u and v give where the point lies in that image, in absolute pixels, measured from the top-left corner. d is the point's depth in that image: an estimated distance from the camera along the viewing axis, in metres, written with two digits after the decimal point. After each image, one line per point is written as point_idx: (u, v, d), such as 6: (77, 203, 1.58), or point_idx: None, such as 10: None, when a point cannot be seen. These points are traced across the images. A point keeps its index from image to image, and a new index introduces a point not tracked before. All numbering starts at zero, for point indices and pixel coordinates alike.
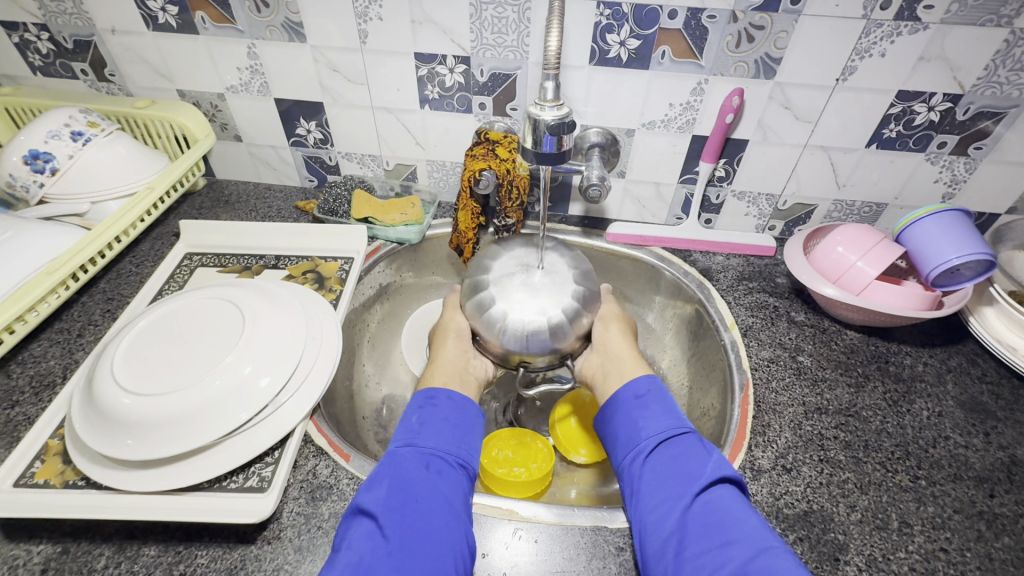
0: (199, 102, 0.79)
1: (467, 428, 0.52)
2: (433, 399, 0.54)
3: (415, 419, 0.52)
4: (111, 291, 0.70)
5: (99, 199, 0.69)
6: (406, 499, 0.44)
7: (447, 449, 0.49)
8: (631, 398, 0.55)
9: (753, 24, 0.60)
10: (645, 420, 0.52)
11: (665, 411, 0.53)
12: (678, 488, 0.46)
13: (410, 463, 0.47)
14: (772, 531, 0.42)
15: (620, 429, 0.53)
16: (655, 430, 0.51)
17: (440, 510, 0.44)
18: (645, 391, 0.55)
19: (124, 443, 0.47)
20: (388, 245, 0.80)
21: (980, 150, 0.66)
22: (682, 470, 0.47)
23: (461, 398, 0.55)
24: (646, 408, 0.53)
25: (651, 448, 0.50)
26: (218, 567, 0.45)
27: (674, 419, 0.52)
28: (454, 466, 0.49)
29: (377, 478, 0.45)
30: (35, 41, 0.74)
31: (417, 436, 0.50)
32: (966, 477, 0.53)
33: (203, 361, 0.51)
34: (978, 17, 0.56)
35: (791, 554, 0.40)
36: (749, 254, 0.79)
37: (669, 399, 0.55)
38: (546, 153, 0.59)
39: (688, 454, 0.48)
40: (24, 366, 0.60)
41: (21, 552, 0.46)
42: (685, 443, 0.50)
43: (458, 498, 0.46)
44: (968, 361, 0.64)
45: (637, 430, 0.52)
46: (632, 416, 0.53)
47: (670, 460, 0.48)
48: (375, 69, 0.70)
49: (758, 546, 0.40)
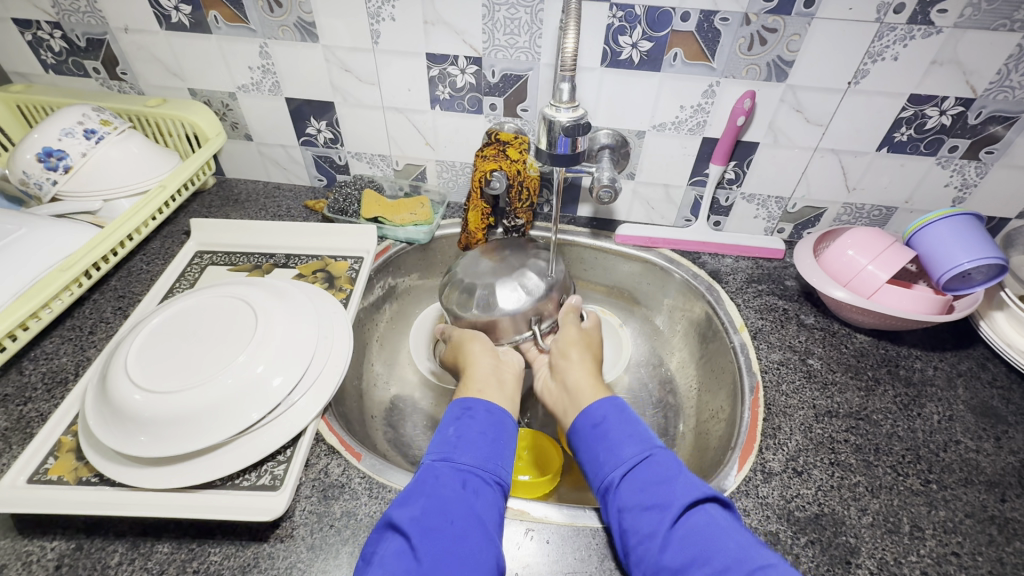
0: (211, 101, 0.79)
1: (501, 443, 0.52)
2: (470, 410, 0.54)
3: (451, 433, 0.52)
4: (122, 289, 0.70)
5: (111, 197, 0.69)
6: (440, 521, 0.44)
7: (482, 466, 0.49)
8: (590, 428, 0.54)
9: (765, 27, 0.60)
10: (607, 452, 0.52)
11: (627, 437, 0.52)
12: (649, 522, 0.45)
13: (447, 480, 0.47)
14: (762, 548, 0.43)
15: (588, 462, 0.53)
16: (620, 461, 0.50)
17: (474, 529, 0.44)
18: (602, 419, 0.54)
19: (136, 440, 0.48)
20: (397, 245, 0.80)
21: (991, 155, 0.66)
22: (652, 502, 0.46)
23: (498, 410, 0.55)
24: (606, 438, 0.53)
25: (617, 480, 0.49)
26: (231, 564, 0.46)
27: (636, 445, 0.51)
28: (490, 483, 0.49)
29: (412, 494, 0.46)
30: (47, 39, 0.75)
31: (453, 450, 0.50)
32: (977, 481, 0.53)
33: (215, 360, 0.51)
34: (991, 22, 0.56)
35: (783, 569, 0.40)
36: (758, 257, 0.79)
37: (629, 421, 0.54)
38: (561, 154, 0.60)
39: (656, 482, 0.48)
40: (37, 363, 0.60)
41: (35, 548, 0.46)
42: (652, 469, 0.49)
43: (491, 517, 0.46)
44: (978, 366, 0.64)
45: (601, 463, 0.51)
46: (595, 448, 0.53)
47: (639, 491, 0.48)
48: (386, 69, 0.70)
49: (743, 572, 0.40)
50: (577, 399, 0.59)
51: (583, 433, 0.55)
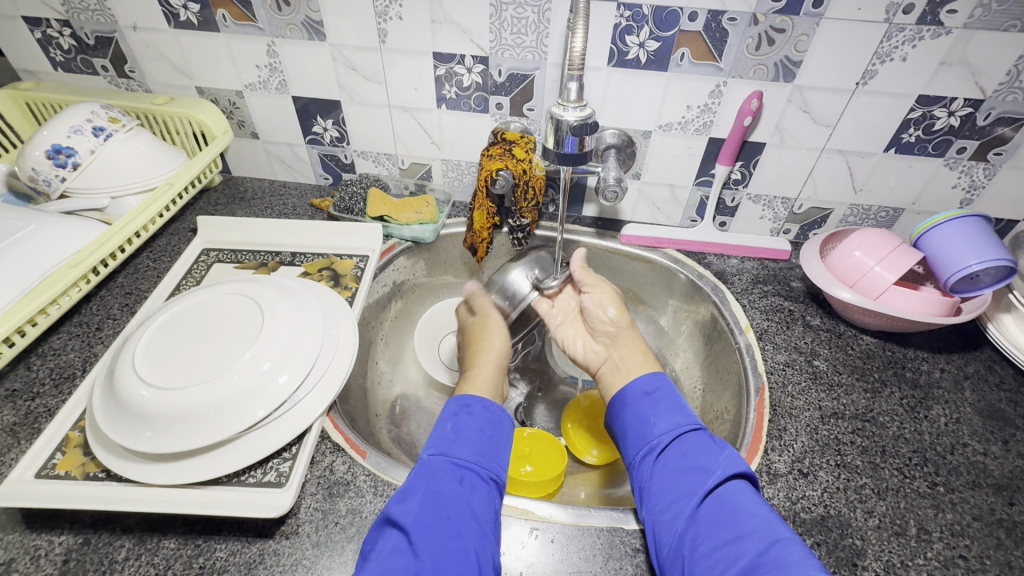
0: (218, 99, 0.79)
1: (498, 440, 0.53)
2: (468, 408, 0.55)
3: (449, 428, 0.53)
4: (129, 286, 0.71)
5: (119, 195, 0.70)
6: (437, 516, 0.44)
7: (479, 463, 0.49)
8: (640, 395, 0.55)
9: (773, 27, 0.60)
10: (656, 417, 0.53)
11: (676, 409, 0.53)
12: (688, 485, 0.46)
13: (444, 475, 0.47)
14: (784, 523, 0.43)
15: (630, 426, 0.54)
16: (668, 427, 0.51)
17: (470, 525, 0.44)
18: (654, 388, 0.55)
19: (144, 436, 0.48)
20: (403, 244, 0.80)
21: (1000, 156, 0.66)
22: (695, 465, 0.47)
23: (497, 408, 0.56)
24: (655, 406, 0.54)
25: (663, 445, 0.50)
26: (237, 561, 0.46)
27: (685, 416, 0.52)
28: (487, 480, 0.49)
29: (410, 490, 0.46)
30: (57, 37, 0.75)
31: (451, 446, 0.50)
32: (985, 484, 0.52)
33: (222, 356, 0.52)
34: (1001, 23, 0.56)
35: (801, 546, 0.40)
36: (764, 258, 0.79)
37: (677, 396, 0.55)
38: (567, 154, 0.61)
39: (700, 449, 0.49)
40: (45, 358, 0.61)
41: (43, 542, 0.46)
42: (696, 439, 0.50)
43: (487, 515, 0.46)
44: (985, 368, 0.64)
45: (648, 427, 0.52)
46: (643, 413, 0.53)
47: (683, 456, 0.49)
48: (393, 68, 0.71)
49: (770, 538, 0.41)
50: (626, 369, 0.60)
51: (632, 400, 0.55)
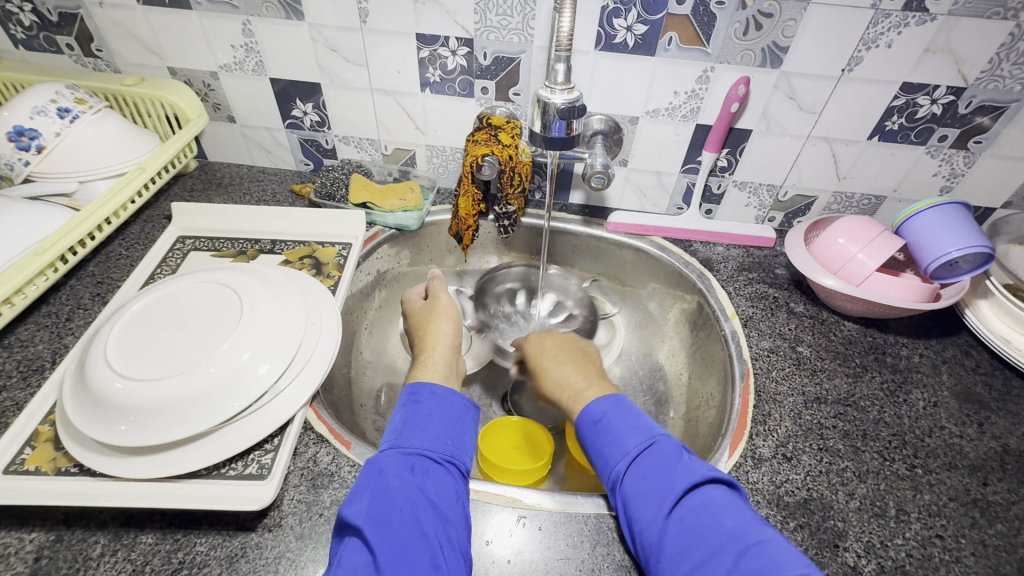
0: (191, 80, 0.76)
1: (452, 421, 0.51)
2: (417, 396, 0.52)
3: (399, 421, 0.51)
4: (100, 274, 0.68)
5: (87, 179, 0.67)
6: (390, 509, 0.43)
7: (431, 447, 0.48)
8: (590, 423, 0.50)
9: (761, 11, 0.59)
10: (610, 445, 0.48)
11: (629, 428, 0.48)
12: (651, 511, 0.43)
13: (394, 468, 0.45)
14: (765, 524, 0.41)
15: (592, 459, 0.49)
16: (621, 453, 0.47)
17: (426, 511, 0.43)
18: (603, 413, 0.50)
19: (118, 429, 0.46)
20: (387, 231, 0.79)
21: (980, 144, 0.67)
22: (653, 489, 0.44)
23: (446, 391, 0.53)
24: (606, 433, 0.48)
25: (621, 474, 0.46)
26: (218, 554, 0.45)
27: (639, 432, 0.47)
28: (443, 462, 0.47)
29: (359, 488, 0.44)
30: (17, 13, 0.71)
31: (402, 436, 0.48)
32: (961, 465, 0.54)
33: (200, 347, 0.50)
34: (984, 10, 0.56)
35: (781, 543, 0.39)
36: (749, 245, 0.79)
37: (632, 412, 0.50)
38: (555, 138, 0.59)
39: (658, 470, 0.44)
40: (12, 350, 0.58)
41: (12, 540, 0.45)
42: (655, 459, 0.45)
43: (443, 497, 0.45)
44: (962, 353, 0.65)
45: (606, 458, 0.48)
46: (598, 445, 0.49)
47: (642, 481, 0.44)
48: (374, 50, 0.69)
49: (738, 549, 0.39)
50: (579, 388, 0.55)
51: (585, 430, 0.50)
